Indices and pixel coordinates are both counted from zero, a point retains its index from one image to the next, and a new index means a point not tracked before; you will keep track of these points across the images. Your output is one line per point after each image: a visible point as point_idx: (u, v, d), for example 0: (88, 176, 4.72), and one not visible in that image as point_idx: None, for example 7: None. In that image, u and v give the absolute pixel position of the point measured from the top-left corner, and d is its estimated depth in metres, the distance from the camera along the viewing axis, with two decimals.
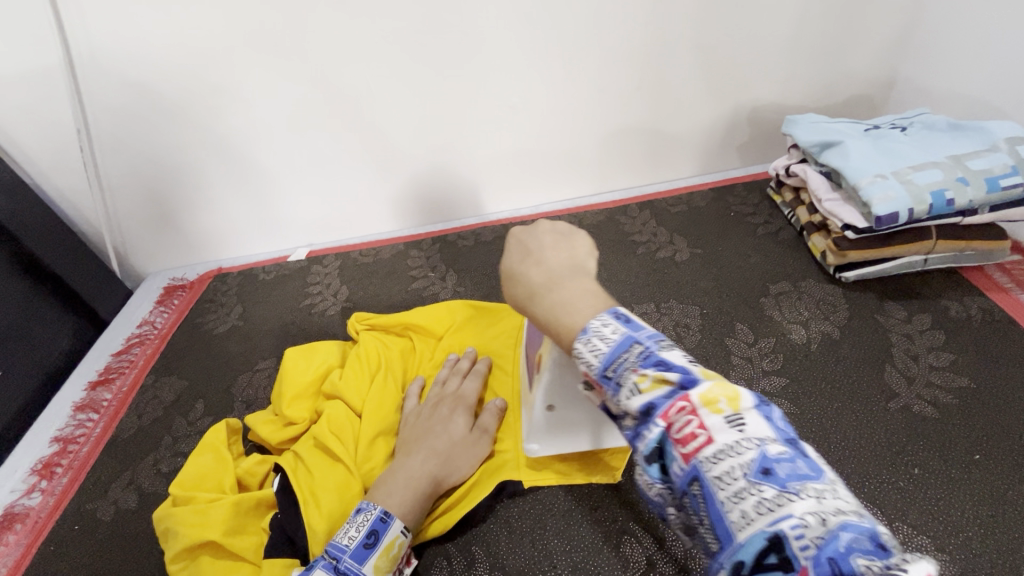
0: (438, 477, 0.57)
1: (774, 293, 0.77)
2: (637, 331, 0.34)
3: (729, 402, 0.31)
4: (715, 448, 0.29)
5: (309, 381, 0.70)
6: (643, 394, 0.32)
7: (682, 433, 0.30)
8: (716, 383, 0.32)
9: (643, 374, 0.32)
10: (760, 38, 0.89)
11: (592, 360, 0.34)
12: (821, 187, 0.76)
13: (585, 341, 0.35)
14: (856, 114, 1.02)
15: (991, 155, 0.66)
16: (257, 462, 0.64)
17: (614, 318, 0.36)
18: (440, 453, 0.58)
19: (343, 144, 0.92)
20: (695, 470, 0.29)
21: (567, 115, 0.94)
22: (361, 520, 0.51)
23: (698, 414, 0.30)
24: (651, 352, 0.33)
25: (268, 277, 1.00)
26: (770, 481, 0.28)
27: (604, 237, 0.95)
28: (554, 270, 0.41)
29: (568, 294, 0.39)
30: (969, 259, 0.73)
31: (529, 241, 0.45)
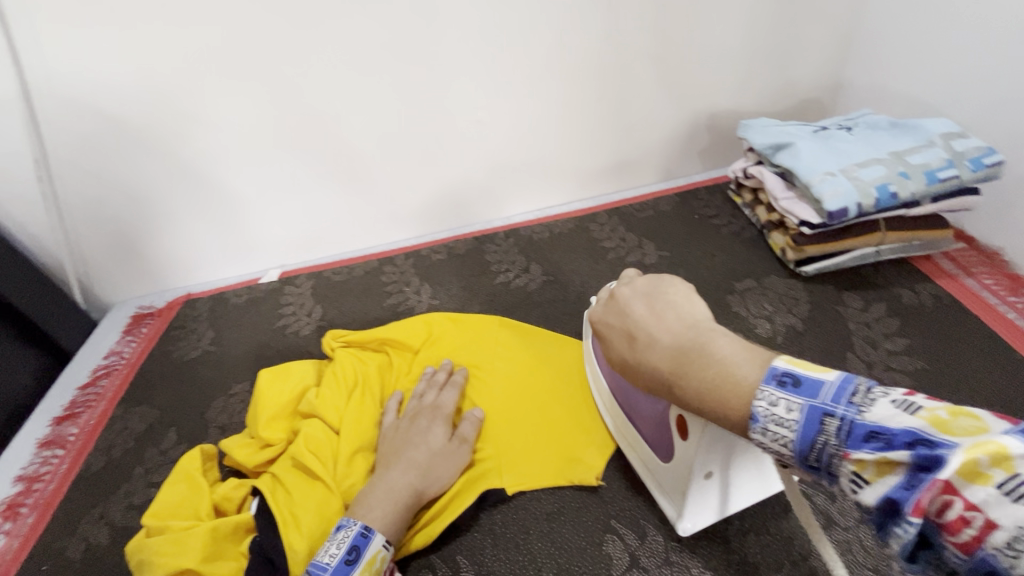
0: (419, 489, 0.57)
1: (739, 290, 0.80)
2: (816, 399, 0.35)
3: (994, 463, 0.27)
4: (1004, 533, 0.27)
5: (286, 401, 0.70)
6: (872, 482, 0.32)
7: (944, 520, 0.29)
8: (964, 443, 0.29)
9: (859, 459, 0.32)
10: (713, 47, 0.93)
11: (782, 447, 0.36)
12: (777, 187, 0.80)
13: (762, 431, 0.37)
14: (807, 116, 1.07)
15: (928, 150, 0.70)
16: (234, 486, 0.63)
17: (776, 386, 0.37)
18: (420, 465, 0.59)
19: (312, 163, 0.92)
20: (987, 561, 0.28)
21: (534, 127, 0.96)
22: (342, 536, 0.51)
23: (955, 494, 0.28)
24: (851, 424, 0.33)
25: (240, 300, 0.99)
26: None
27: (575, 244, 0.97)
28: (677, 341, 0.45)
29: (720, 362, 0.41)
30: (917, 249, 0.77)
31: (623, 318, 0.52)
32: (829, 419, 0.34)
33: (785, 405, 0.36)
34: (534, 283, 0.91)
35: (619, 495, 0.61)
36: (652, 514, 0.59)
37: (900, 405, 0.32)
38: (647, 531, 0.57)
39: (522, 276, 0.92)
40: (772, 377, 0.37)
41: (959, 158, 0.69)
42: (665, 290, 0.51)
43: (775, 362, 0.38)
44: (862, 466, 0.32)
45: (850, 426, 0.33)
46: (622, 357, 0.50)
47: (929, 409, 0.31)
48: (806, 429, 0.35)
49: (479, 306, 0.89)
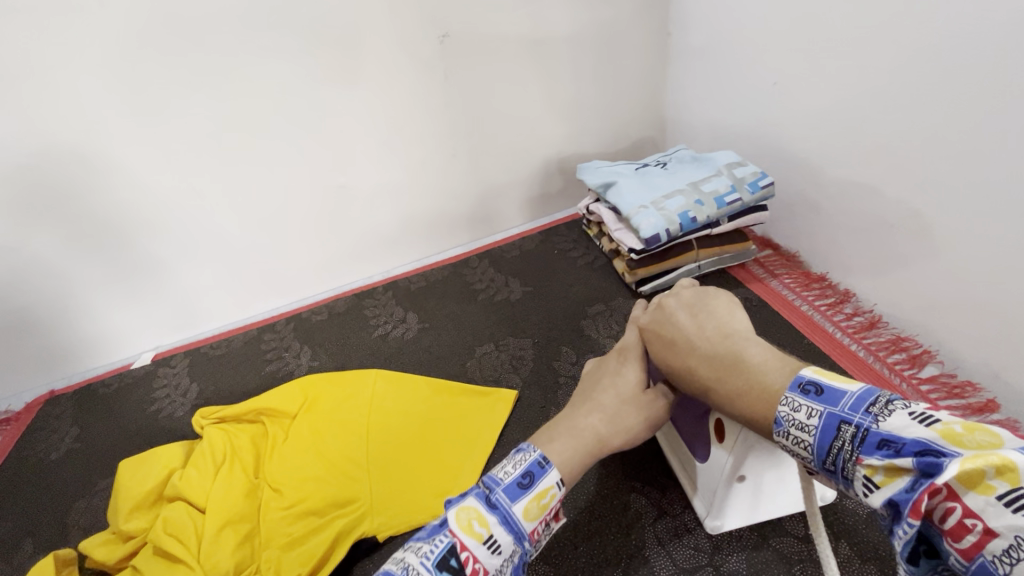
0: (603, 436, 0.51)
1: (591, 314, 0.89)
2: (836, 407, 0.38)
3: (999, 476, 0.29)
4: (1004, 543, 0.28)
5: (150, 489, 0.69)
6: (881, 486, 0.34)
7: (948, 525, 0.31)
8: (967, 454, 0.31)
9: (870, 463, 0.35)
10: (548, 102, 1.06)
11: (803, 449, 0.39)
12: (610, 221, 0.91)
13: (785, 434, 0.40)
14: (645, 153, 1.23)
15: (716, 179, 0.84)
16: None
17: (801, 393, 0.40)
18: (605, 410, 0.52)
19: (174, 242, 0.93)
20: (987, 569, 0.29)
21: (396, 187, 1.03)
22: (520, 457, 0.47)
23: (956, 498, 0.31)
24: (866, 432, 0.36)
25: (108, 390, 0.95)
26: None
27: (450, 289, 1.03)
28: (714, 351, 0.48)
29: (754, 367, 0.45)
30: (730, 260, 0.90)
31: (668, 327, 0.53)
32: (845, 425, 0.37)
33: (808, 411, 0.39)
34: (411, 331, 0.95)
35: None
36: None
37: (916, 415, 0.34)
38: None
39: (400, 326, 0.97)
40: (798, 386, 0.41)
41: (740, 183, 0.83)
42: (710, 300, 0.53)
43: (800, 372, 0.41)
44: (872, 470, 0.35)
45: (865, 433, 0.36)
46: (665, 368, 0.53)
47: (944, 423, 0.33)
48: (824, 435, 0.38)
49: (358, 361, 0.91)
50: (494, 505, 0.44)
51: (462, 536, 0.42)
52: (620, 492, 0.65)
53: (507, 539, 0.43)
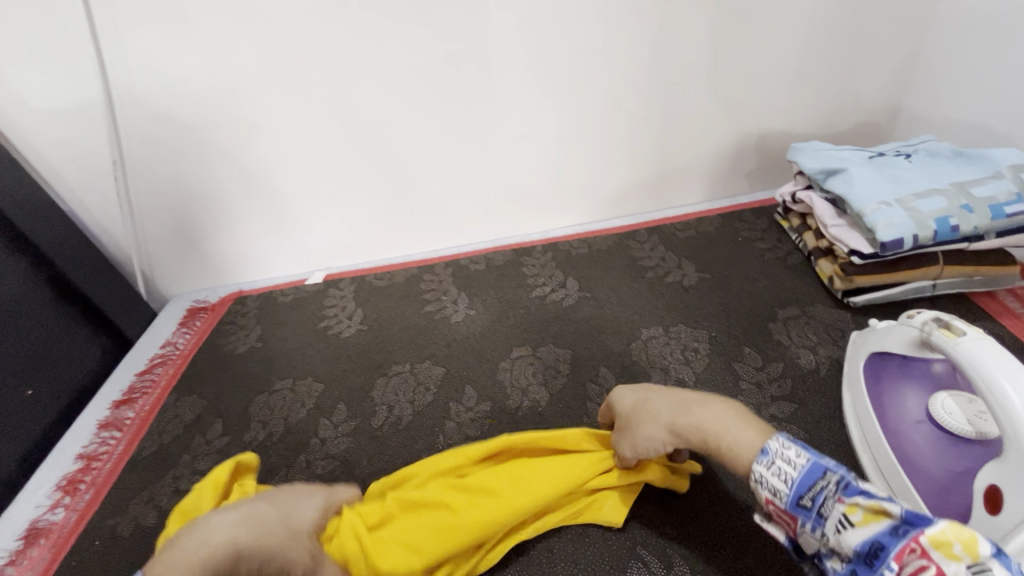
0: (244, 548, 0.45)
1: (782, 318, 0.78)
2: (822, 458, 0.43)
3: (964, 550, 0.36)
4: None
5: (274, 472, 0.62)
6: (858, 525, 0.39)
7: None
8: (943, 527, 0.37)
9: (852, 503, 0.40)
10: (767, 67, 0.92)
11: (782, 483, 0.44)
12: (827, 214, 0.77)
13: (768, 464, 0.45)
14: (863, 140, 1.05)
15: (994, 182, 0.67)
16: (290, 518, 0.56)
17: (789, 441, 0.46)
18: (264, 524, 0.47)
19: (363, 172, 0.96)
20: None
21: (577, 145, 0.97)
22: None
23: (927, 554, 0.36)
24: (846, 481, 0.42)
25: (286, 300, 1.03)
26: None
27: (614, 261, 0.96)
28: (686, 390, 0.55)
29: (728, 410, 0.50)
30: (978, 285, 0.73)
31: (647, 375, 0.60)
32: (829, 474, 0.43)
33: (796, 452, 0.44)
34: (570, 298, 0.91)
35: (644, 521, 0.60)
36: (677, 544, 0.58)
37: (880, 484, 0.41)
38: (672, 564, 0.57)
39: (559, 291, 0.93)
40: (786, 438, 0.46)
41: None
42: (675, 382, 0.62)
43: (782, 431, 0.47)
44: (852, 511, 0.40)
45: (847, 484, 0.42)
46: (636, 398, 0.57)
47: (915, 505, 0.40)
48: (811, 476, 0.43)
49: (516, 317, 0.90)
50: None
51: None
52: None
53: None
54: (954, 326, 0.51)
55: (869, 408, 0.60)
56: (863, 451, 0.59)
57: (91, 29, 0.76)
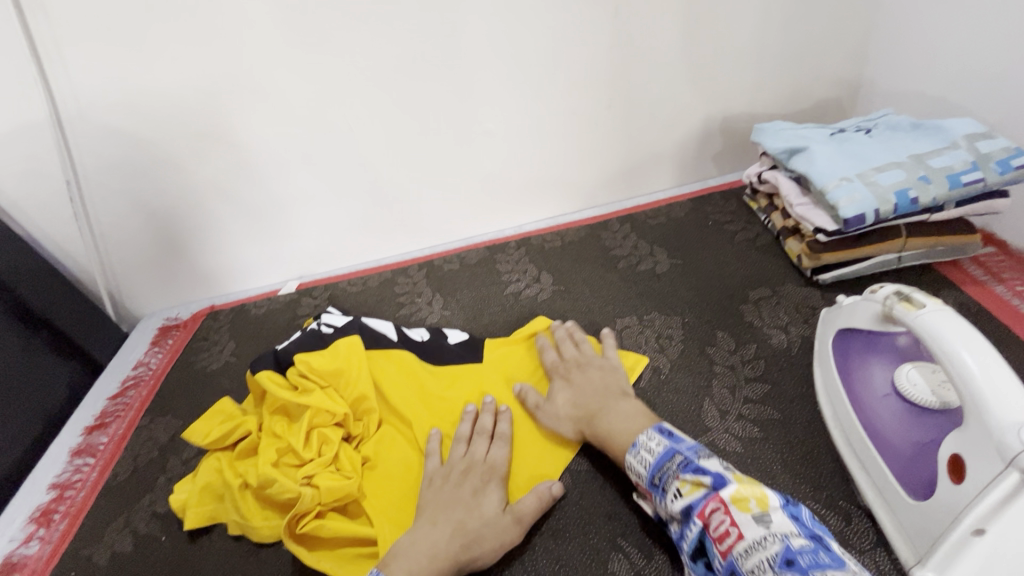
0: (461, 560, 0.54)
1: (754, 299, 0.78)
2: (677, 444, 0.53)
3: (757, 502, 0.44)
4: (744, 543, 0.42)
5: (287, 401, 0.69)
6: (684, 494, 0.48)
7: (716, 530, 0.45)
8: (744, 486, 0.46)
9: (684, 479, 0.49)
10: (726, 50, 0.92)
11: (643, 468, 0.54)
12: (791, 193, 0.78)
13: (636, 453, 0.55)
14: (826, 118, 1.05)
15: (949, 153, 0.68)
16: (280, 425, 0.69)
17: (658, 433, 0.56)
18: (467, 533, 0.55)
19: (327, 178, 0.95)
20: (732, 565, 0.42)
21: (542, 139, 0.97)
22: None
23: (727, 508, 0.45)
24: (688, 460, 0.51)
25: (259, 311, 1.01)
26: (793, 569, 0.39)
27: (587, 252, 0.96)
28: (599, 394, 0.65)
29: (625, 414, 0.61)
30: (941, 255, 0.74)
31: (574, 372, 0.70)
32: (678, 455, 0.52)
33: (658, 443, 0.54)
34: (544, 293, 0.90)
35: (626, 512, 0.60)
36: (659, 533, 0.58)
37: (721, 462, 0.50)
38: (655, 560, 0.56)
39: (533, 286, 0.92)
40: (659, 430, 0.56)
41: (984, 160, 0.66)
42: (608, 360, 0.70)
43: (662, 423, 0.58)
44: (684, 484, 0.49)
45: (687, 463, 0.50)
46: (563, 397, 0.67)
47: (738, 470, 0.49)
48: (663, 459, 0.52)
49: (491, 315, 0.89)
50: None
51: None
52: None
53: None
54: (915, 299, 0.52)
55: (839, 387, 0.60)
56: (834, 430, 0.59)
57: (30, 45, 0.73)
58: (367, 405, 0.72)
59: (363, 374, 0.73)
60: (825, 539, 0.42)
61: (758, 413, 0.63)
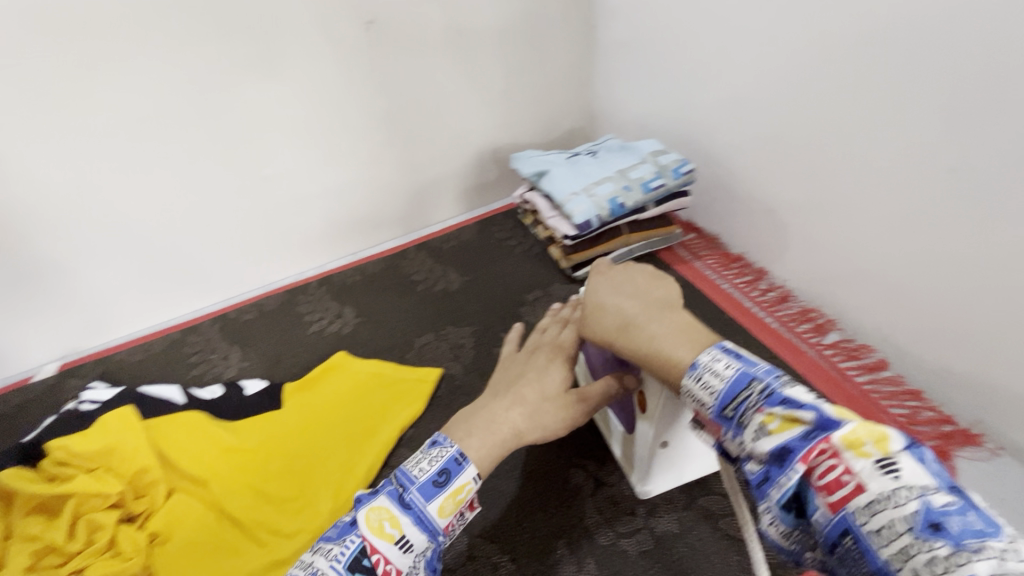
0: (522, 433, 0.52)
1: (529, 301, 0.91)
2: (751, 366, 0.39)
3: (876, 444, 0.32)
4: (868, 496, 0.31)
5: (42, 495, 0.61)
6: (773, 434, 0.35)
7: (824, 479, 0.33)
8: (859, 423, 0.33)
9: (770, 413, 0.36)
10: (478, 92, 1.06)
11: (708, 396, 0.40)
12: (544, 209, 0.93)
13: (697, 376, 0.41)
14: (578, 143, 1.26)
15: (642, 166, 0.88)
16: (34, 525, 0.60)
17: (724, 353, 0.41)
18: (528, 403, 0.54)
19: (74, 243, 0.85)
20: (845, 521, 0.32)
21: (322, 182, 0.99)
22: (436, 454, 0.49)
23: (840, 456, 0.33)
24: (771, 389, 0.37)
25: (6, 407, 0.86)
26: (943, 535, 0.29)
27: (387, 282, 1.01)
28: (646, 303, 0.51)
29: (667, 327, 0.47)
30: (657, 243, 0.94)
31: (619, 278, 0.56)
32: (756, 382, 0.38)
33: (726, 365, 0.40)
34: (347, 327, 0.93)
35: None
36: None
37: (812, 388, 0.36)
38: (456, 544, 0.63)
39: (335, 322, 0.94)
40: (722, 348, 0.42)
41: (664, 169, 0.87)
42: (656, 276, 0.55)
43: (723, 340, 0.42)
44: (771, 419, 0.36)
45: (771, 393, 0.37)
46: (593, 299, 0.55)
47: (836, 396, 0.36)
48: (734, 386, 0.39)
49: (293, 358, 0.89)
50: (407, 504, 0.46)
51: (373, 539, 0.44)
52: (560, 469, 0.69)
53: (419, 538, 0.45)
54: None
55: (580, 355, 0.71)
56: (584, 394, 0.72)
57: None
58: (150, 478, 0.66)
59: (142, 446, 0.67)
60: (961, 486, 0.32)
61: None
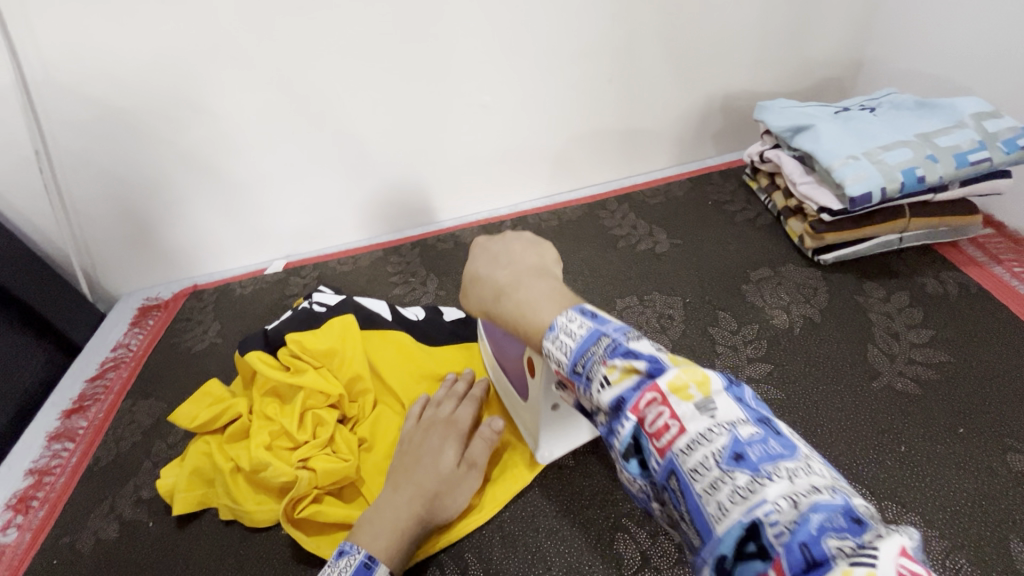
0: (427, 519, 0.54)
1: (755, 280, 0.77)
2: (604, 325, 0.37)
3: (699, 388, 0.33)
4: (687, 438, 0.31)
5: (279, 381, 0.67)
6: (612, 386, 0.34)
7: (653, 426, 0.32)
8: (682, 370, 0.33)
9: (612, 365, 0.35)
10: (728, 25, 0.90)
11: (562, 357, 0.38)
12: (796, 172, 0.77)
13: (554, 339, 0.39)
14: (825, 97, 1.04)
15: (958, 131, 0.67)
16: (272, 407, 0.66)
17: (580, 314, 0.39)
18: (427, 490, 0.54)
19: (314, 151, 0.90)
20: (669, 465, 0.32)
21: (538, 115, 0.94)
22: (344, 565, 0.49)
23: (667, 404, 0.32)
24: (618, 343, 0.36)
25: (245, 291, 0.98)
26: (744, 467, 0.29)
27: (585, 232, 0.94)
28: (511, 276, 0.49)
29: (539, 292, 0.45)
30: (943, 236, 0.74)
31: (490, 250, 0.54)
32: (603, 337, 0.36)
33: (579, 326, 0.38)
34: None
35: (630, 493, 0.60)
36: None
37: (654, 342, 0.36)
38: (659, 539, 0.56)
39: None
40: (579, 310, 0.40)
41: (991, 139, 0.66)
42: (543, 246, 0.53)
43: (584, 303, 0.40)
44: (611, 371, 0.35)
45: (616, 344, 0.35)
46: (467, 271, 0.54)
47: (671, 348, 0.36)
48: (585, 343, 0.37)
49: None
50: None
51: None
52: None
53: None
54: None
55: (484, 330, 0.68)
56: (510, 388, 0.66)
57: None
58: (363, 386, 0.70)
59: (359, 354, 0.71)
60: (770, 418, 0.32)
61: (761, 392, 0.64)
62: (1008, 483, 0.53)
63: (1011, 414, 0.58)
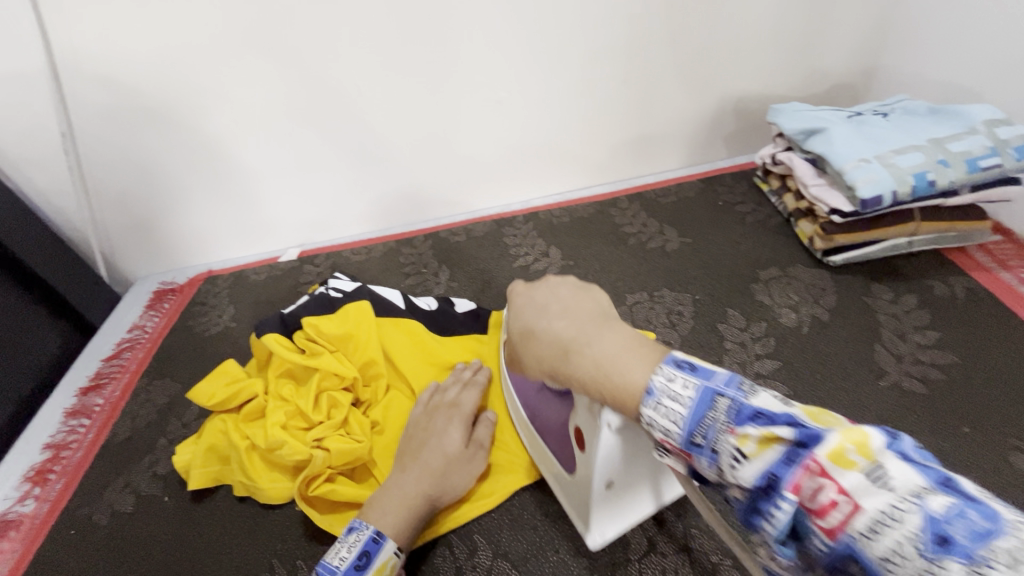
0: (433, 499, 0.55)
1: (764, 279, 0.79)
2: (712, 380, 0.35)
3: (859, 451, 0.29)
4: (865, 517, 0.27)
5: (295, 363, 0.68)
6: (750, 458, 0.31)
7: (817, 503, 0.29)
8: (837, 430, 0.30)
9: (742, 434, 0.32)
10: (744, 28, 0.91)
11: (670, 424, 0.35)
12: (807, 174, 0.78)
13: (654, 405, 0.36)
14: (837, 102, 1.05)
15: (969, 137, 0.69)
16: (287, 388, 0.68)
17: (675, 367, 0.37)
18: (434, 471, 0.56)
19: (332, 142, 0.92)
20: (847, 548, 0.28)
21: (553, 112, 0.95)
22: (353, 540, 0.51)
23: (829, 477, 0.29)
24: (739, 404, 0.33)
25: (259, 278, 0.99)
26: (952, 552, 0.25)
27: (596, 229, 0.95)
28: (572, 326, 0.45)
29: (613, 345, 0.41)
30: (952, 240, 0.75)
31: (537, 300, 0.51)
32: (720, 399, 0.34)
33: (682, 383, 0.35)
34: (553, 268, 0.90)
35: None
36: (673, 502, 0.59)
37: (777, 395, 0.33)
38: (664, 521, 0.57)
39: (542, 260, 0.92)
40: (672, 361, 0.37)
41: (1001, 146, 0.67)
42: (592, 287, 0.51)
43: (673, 351, 0.38)
44: (743, 441, 0.32)
45: (738, 406, 0.33)
46: (518, 324, 0.51)
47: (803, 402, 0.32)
48: (697, 407, 0.34)
49: (499, 288, 0.89)
50: None
51: None
52: None
53: None
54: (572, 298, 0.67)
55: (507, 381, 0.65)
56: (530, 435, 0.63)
57: None
58: (376, 370, 0.71)
59: (373, 340, 0.72)
60: (957, 480, 0.28)
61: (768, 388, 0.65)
62: (1011, 481, 0.54)
63: (1015, 415, 0.59)
